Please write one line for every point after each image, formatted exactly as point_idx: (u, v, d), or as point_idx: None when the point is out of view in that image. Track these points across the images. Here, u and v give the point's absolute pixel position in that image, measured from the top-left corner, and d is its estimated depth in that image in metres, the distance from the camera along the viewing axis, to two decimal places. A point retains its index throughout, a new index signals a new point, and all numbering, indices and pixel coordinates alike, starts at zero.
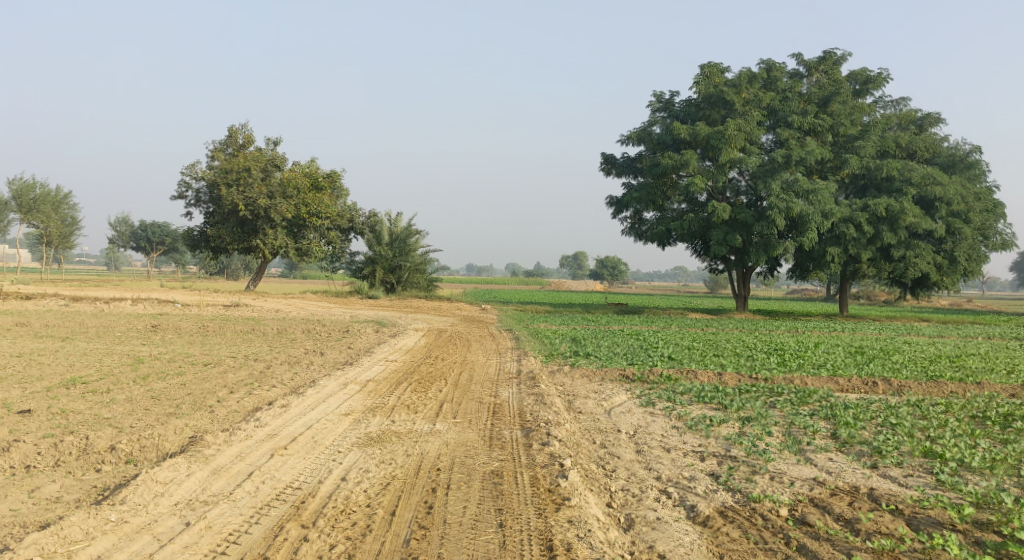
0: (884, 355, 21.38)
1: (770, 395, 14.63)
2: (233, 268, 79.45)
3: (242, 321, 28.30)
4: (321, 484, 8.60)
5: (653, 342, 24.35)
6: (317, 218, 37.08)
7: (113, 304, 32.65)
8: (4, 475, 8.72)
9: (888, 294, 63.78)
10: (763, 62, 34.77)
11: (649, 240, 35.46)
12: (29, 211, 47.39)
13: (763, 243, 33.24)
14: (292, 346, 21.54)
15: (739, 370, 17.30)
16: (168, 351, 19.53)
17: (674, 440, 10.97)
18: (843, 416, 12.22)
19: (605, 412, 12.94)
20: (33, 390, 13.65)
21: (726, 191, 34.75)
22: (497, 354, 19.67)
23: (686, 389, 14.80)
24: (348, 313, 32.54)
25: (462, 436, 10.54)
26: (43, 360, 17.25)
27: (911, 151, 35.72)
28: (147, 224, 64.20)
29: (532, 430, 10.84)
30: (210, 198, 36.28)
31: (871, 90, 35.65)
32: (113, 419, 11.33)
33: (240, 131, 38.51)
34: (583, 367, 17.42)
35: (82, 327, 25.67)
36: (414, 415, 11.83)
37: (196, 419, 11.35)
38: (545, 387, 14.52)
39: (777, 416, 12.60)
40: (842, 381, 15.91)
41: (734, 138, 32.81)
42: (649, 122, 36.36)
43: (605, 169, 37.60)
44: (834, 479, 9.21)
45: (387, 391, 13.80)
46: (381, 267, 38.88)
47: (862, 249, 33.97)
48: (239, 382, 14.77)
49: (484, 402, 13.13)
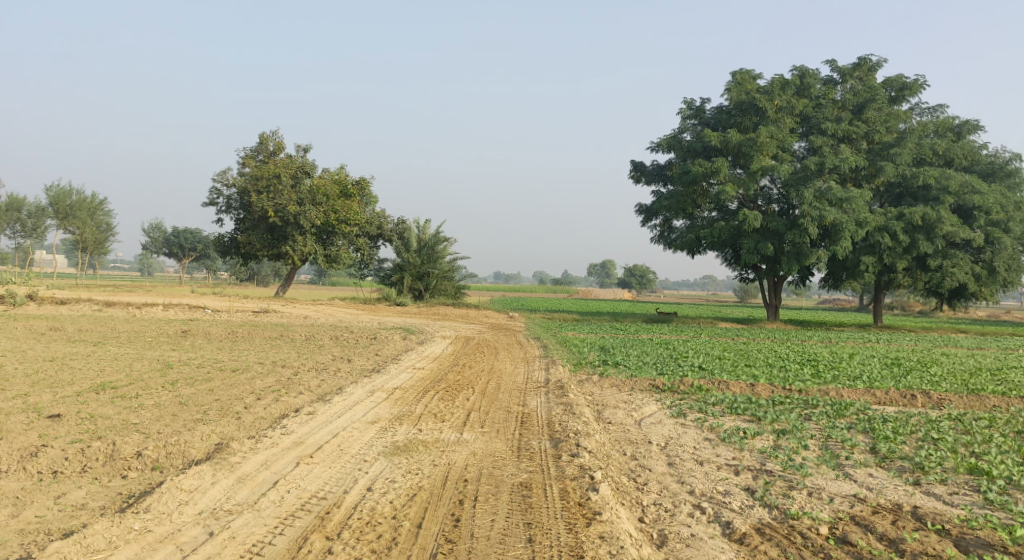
0: (922, 368, 20.88)
1: (805, 407, 14.29)
2: (264, 275, 80.13)
3: (270, 327, 28.40)
4: (346, 494, 8.45)
5: (683, 351, 24.04)
6: (346, 225, 37.15)
7: (145, 309, 32.93)
8: (31, 480, 8.68)
9: (923, 305, 62.83)
10: (796, 68, 34.28)
11: (678, 249, 35.10)
12: (65, 217, 48.10)
13: (795, 251, 32.76)
14: (320, 352, 21.51)
15: (772, 381, 16.96)
16: (197, 357, 19.59)
17: (706, 452, 10.70)
18: (882, 430, 11.87)
19: (636, 423, 12.68)
20: (62, 394, 13.69)
21: (757, 199, 34.27)
22: (525, 362, 19.49)
23: (718, 400, 14.49)
24: (375, 320, 32.56)
25: (490, 446, 10.36)
26: (74, 364, 17.32)
27: (949, 159, 35.02)
28: (180, 230, 64.96)
29: (561, 441, 10.63)
30: (241, 204, 36.56)
31: (907, 96, 35.04)
32: (141, 425, 11.30)
33: (271, 138, 38.77)
34: (611, 376, 17.15)
35: (114, 332, 25.86)
36: (441, 423, 11.68)
37: (222, 426, 11.28)
38: (574, 396, 14.30)
39: (813, 429, 12.28)
40: (880, 394, 15.51)
41: (766, 145, 32.40)
42: (680, 130, 36.08)
43: (635, 177, 37.34)
44: (876, 496, 8.90)
45: (414, 399, 13.66)
46: (409, 274, 38.87)
47: (897, 258, 33.39)
48: (267, 388, 14.72)
49: (513, 411, 12.93)
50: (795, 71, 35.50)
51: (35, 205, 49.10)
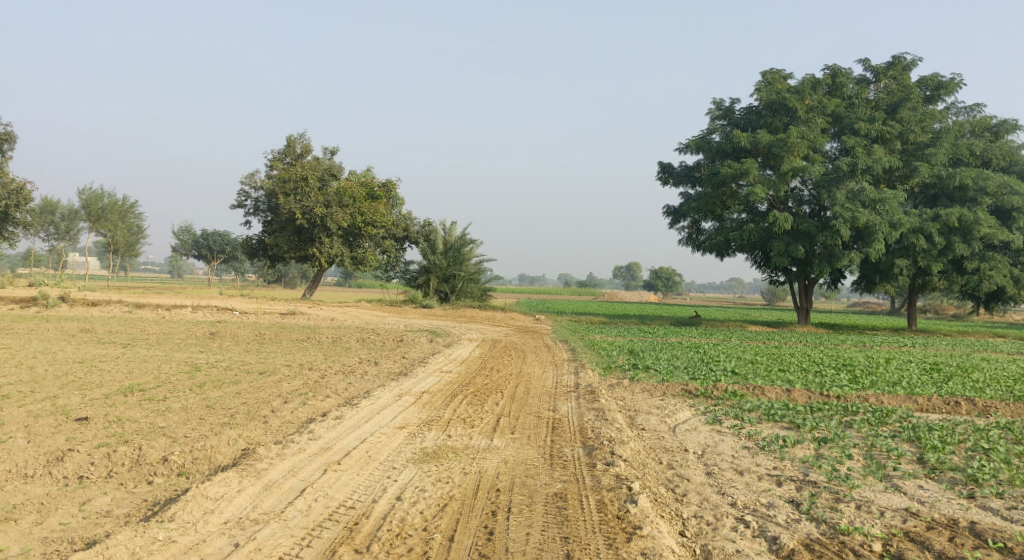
0: (963, 373, 20.30)
1: (844, 413, 13.86)
2: (291, 276, 80.61)
3: (298, 329, 28.29)
4: (375, 504, 8.20)
5: (714, 355, 23.56)
6: (372, 227, 36.98)
7: (174, 311, 32.99)
8: (56, 485, 8.50)
9: (957, 308, 61.87)
10: (828, 67, 33.61)
11: (707, 251, 34.57)
12: (97, 219, 48.45)
13: (827, 254, 32.18)
14: (347, 355, 21.31)
15: (808, 386, 16.48)
16: (225, 359, 19.50)
17: (746, 461, 10.35)
18: (929, 439, 11.47)
19: (670, 430, 12.33)
20: (91, 397, 13.57)
21: (788, 201, 33.63)
22: (554, 366, 19.17)
23: (754, 406, 14.09)
24: (403, 322, 32.33)
25: (522, 453, 10.07)
26: (103, 366, 17.26)
27: (986, 160, 34.21)
28: (209, 232, 65.41)
29: (595, 449, 10.31)
30: (269, 207, 36.66)
31: (942, 96, 34.30)
32: (168, 429, 11.13)
33: (298, 140, 38.80)
34: (643, 381, 16.76)
35: (143, 334, 25.88)
36: (470, 429, 11.40)
37: (249, 430, 11.09)
38: (606, 402, 13.95)
39: (856, 437, 11.87)
40: (922, 400, 15.05)
41: (797, 146, 31.82)
42: (708, 130, 35.57)
43: (663, 179, 36.88)
44: (929, 510, 8.51)
45: (442, 403, 13.41)
46: (435, 277, 38.71)
47: (933, 260, 32.70)
48: (294, 391, 14.54)
49: (543, 416, 12.64)
50: (827, 70, 34.81)
51: (67, 208, 49.53)
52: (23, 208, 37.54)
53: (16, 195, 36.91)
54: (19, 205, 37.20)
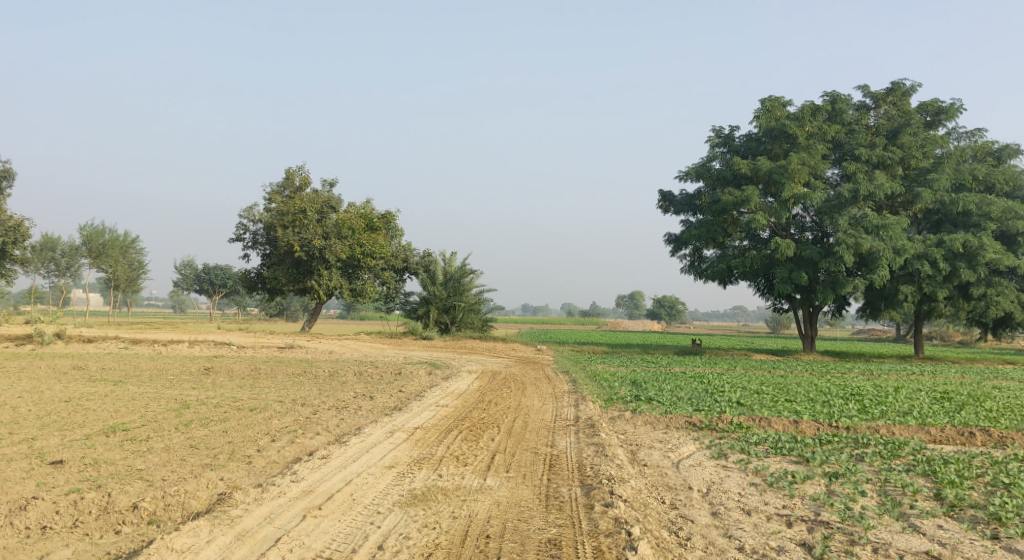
0: (975, 402, 19.72)
1: (855, 446, 13.27)
2: (293, 310, 80.20)
3: (295, 363, 27.77)
4: (355, 553, 7.69)
5: (718, 385, 22.92)
6: (372, 258, 36.56)
7: (171, 347, 32.50)
8: (16, 538, 8.03)
9: (964, 335, 61.40)
10: (827, 93, 33.27)
11: (708, 279, 34.11)
12: (97, 255, 48.07)
13: (830, 280, 31.75)
14: (342, 389, 20.74)
15: (816, 417, 15.90)
16: (217, 395, 18.98)
17: (753, 500, 9.81)
18: (946, 473, 10.97)
19: (673, 465, 11.79)
20: (70, 438, 13.04)
21: (790, 227, 33.18)
22: (554, 398, 18.60)
23: (760, 439, 13.53)
24: (401, 354, 31.75)
25: (516, 494, 9.53)
26: (89, 405, 16.72)
27: (989, 185, 33.81)
28: (211, 267, 65.12)
29: (594, 488, 9.76)
30: (267, 240, 36.31)
31: (943, 120, 34.00)
32: (146, 472, 10.60)
33: (297, 173, 38.56)
34: (645, 413, 16.19)
35: (137, 370, 25.36)
36: (463, 468, 10.86)
37: (230, 472, 10.58)
38: (606, 436, 13.40)
39: (868, 471, 11.32)
40: (934, 431, 14.51)
41: (798, 172, 31.36)
42: (707, 158, 35.29)
43: (663, 207, 36.50)
44: (951, 553, 7.99)
45: (435, 440, 12.85)
46: (435, 308, 38.21)
47: (938, 286, 32.15)
48: (283, 429, 14.01)
49: (540, 452, 12.10)
50: (825, 96, 34.48)
51: (68, 243, 49.18)
52: (21, 244, 37.18)
53: (14, 232, 36.59)
54: (17, 241, 36.87)
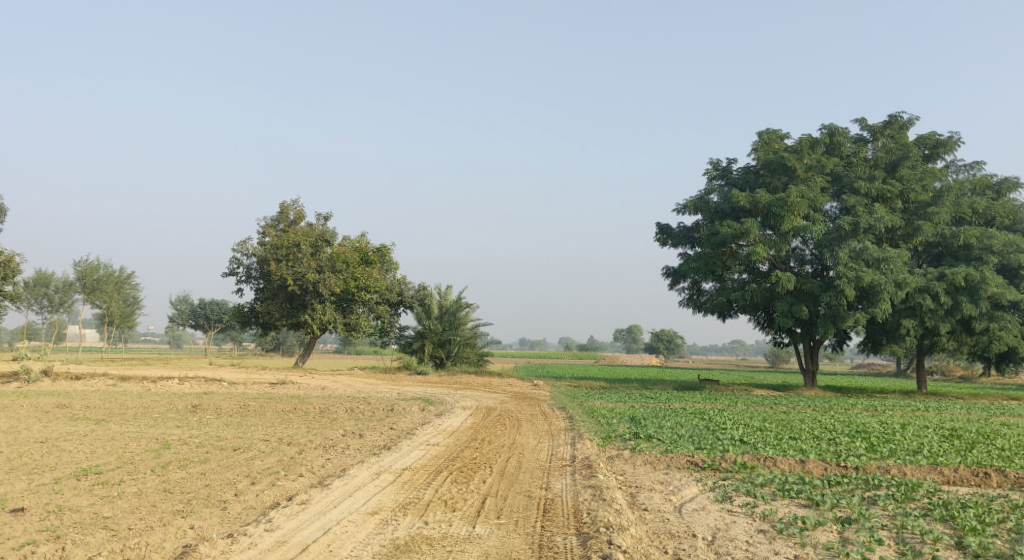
0: (985, 440, 19.01)
1: (866, 488, 12.56)
2: (289, 344, 79.51)
3: (286, 400, 27.01)
4: None
5: (720, 422, 22.12)
6: (366, 292, 35.97)
7: (160, 383, 31.73)
8: None
9: (966, 370, 60.87)
10: (824, 126, 32.92)
11: (708, 312, 33.47)
12: (92, 291, 47.34)
13: (831, 314, 31.17)
14: (331, 428, 19.92)
15: (823, 456, 15.21)
16: (200, 435, 18.19)
17: (763, 549, 9.20)
18: (966, 519, 10.32)
19: (675, 510, 11.12)
20: (38, 483, 12.35)
21: (791, 260, 32.63)
22: (550, 436, 17.86)
23: (766, 480, 12.82)
24: (395, 390, 30.97)
25: (507, 543, 9.04)
26: (65, 446, 15.97)
27: (990, 219, 33.32)
28: (206, 302, 64.44)
29: (590, 537, 9.22)
30: (261, 274, 35.70)
31: (941, 153, 33.64)
32: (112, 519, 9.92)
33: (291, 206, 38.11)
34: (644, 452, 15.47)
35: (122, 408, 24.57)
36: (452, 513, 10.18)
37: (203, 519, 9.93)
38: (604, 477, 12.70)
39: (882, 516, 10.63)
40: (947, 471, 13.83)
41: (797, 205, 30.83)
42: (706, 190, 34.83)
43: (661, 240, 35.99)
44: None
45: (424, 483, 12.16)
46: (431, 342, 37.50)
47: (940, 320, 31.56)
48: (265, 470, 13.33)
49: (534, 496, 11.42)
50: (823, 129, 34.10)
51: (61, 279, 48.48)
52: (12, 279, 36.52)
53: (4, 267, 35.92)
54: (9, 277, 36.25)
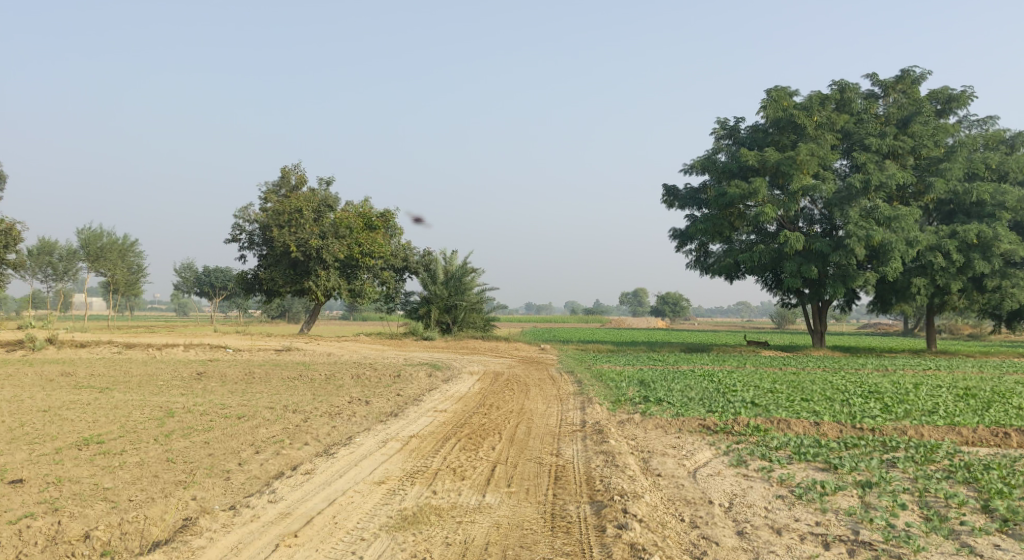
0: (1002, 399, 18.66)
1: (883, 450, 12.23)
2: (295, 311, 79.41)
3: (291, 367, 26.79)
4: None
5: (730, 385, 21.80)
6: (371, 258, 35.59)
7: (165, 351, 31.56)
8: None
9: (974, 328, 60.53)
10: (835, 83, 32.12)
11: (715, 274, 33.03)
12: (96, 259, 47.03)
13: (840, 273, 30.74)
14: (338, 395, 19.67)
15: (838, 418, 14.86)
16: (204, 403, 17.96)
17: (783, 517, 8.89)
18: (989, 481, 10.01)
19: (689, 475, 10.82)
20: (39, 453, 12.10)
21: (799, 220, 32.15)
22: (559, 401, 17.56)
23: (782, 444, 12.50)
24: (401, 356, 30.76)
25: (518, 512, 8.76)
26: (67, 415, 15.72)
27: (1003, 174, 32.64)
28: (211, 269, 64.21)
29: (604, 506, 8.93)
30: (263, 241, 35.32)
31: (954, 108, 32.93)
32: (112, 491, 9.66)
33: (293, 172, 37.60)
34: (655, 416, 15.17)
35: (126, 376, 24.38)
36: (460, 482, 9.88)
37: (205, 490, 9.64)
38: (615, 443, 12.40)
39: (903, 479, 10.31)
40: (967, 432, 13.49)
41: (807, 163, 30.22)
42: (713, 150, 34.19)
43: (668, 202, 35.44)
44: None
45: (431, 451, 11.85)
46: (436, 307, 37.22)
47: (951, 279, 31.06)
48: (270, 439, 13.06)
49: (545, 463, 11.12)
50: (834, 85, 33.29)
51: (65, 247, 48.19)
52: (14, 248, 36.18)
53: (5, 236, 35.57)
54: (10, 245, 35.88)
